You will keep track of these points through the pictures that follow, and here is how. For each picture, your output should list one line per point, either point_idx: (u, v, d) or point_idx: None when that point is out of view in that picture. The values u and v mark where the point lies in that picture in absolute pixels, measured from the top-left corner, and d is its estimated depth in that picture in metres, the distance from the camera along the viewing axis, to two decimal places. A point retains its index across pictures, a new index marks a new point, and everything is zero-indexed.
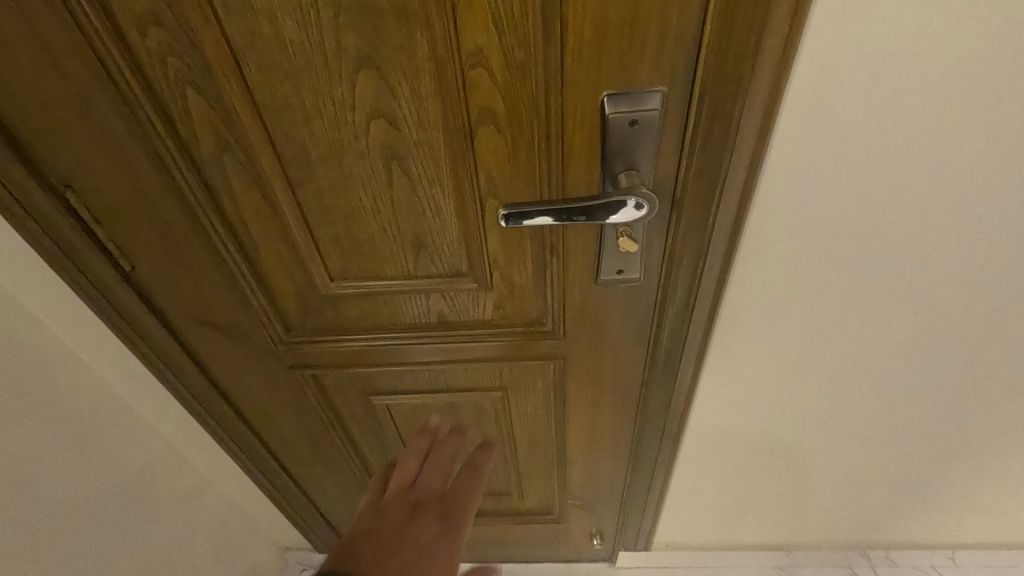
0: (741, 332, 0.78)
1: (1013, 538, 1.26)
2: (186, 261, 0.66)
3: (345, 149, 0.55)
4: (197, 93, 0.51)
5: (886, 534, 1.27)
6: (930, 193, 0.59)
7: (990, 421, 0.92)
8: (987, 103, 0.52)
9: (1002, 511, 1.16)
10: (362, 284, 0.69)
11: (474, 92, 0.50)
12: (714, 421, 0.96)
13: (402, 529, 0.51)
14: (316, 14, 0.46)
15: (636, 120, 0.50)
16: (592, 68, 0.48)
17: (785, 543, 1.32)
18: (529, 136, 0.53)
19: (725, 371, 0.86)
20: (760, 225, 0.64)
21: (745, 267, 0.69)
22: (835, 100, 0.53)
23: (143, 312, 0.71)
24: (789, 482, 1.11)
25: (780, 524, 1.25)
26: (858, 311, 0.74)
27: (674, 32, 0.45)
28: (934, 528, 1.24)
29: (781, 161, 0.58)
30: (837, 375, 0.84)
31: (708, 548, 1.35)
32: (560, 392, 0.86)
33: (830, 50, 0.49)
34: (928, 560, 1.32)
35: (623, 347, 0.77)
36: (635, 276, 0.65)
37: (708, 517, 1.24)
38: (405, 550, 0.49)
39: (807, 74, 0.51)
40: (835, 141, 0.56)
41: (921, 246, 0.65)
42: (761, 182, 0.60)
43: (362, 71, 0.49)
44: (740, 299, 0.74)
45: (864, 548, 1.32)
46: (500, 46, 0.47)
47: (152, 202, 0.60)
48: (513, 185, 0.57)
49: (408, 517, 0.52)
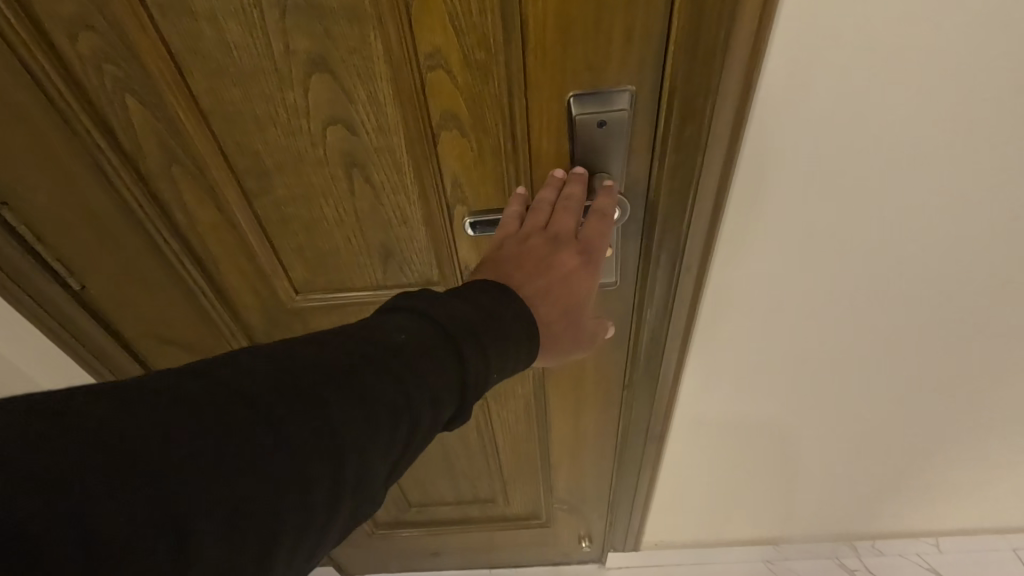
0: (721, 330, 0.77)
1: (994, 523, 1.27)
2: (140, 277, 0.62)
3: (303, 158, 0.52)
4: (139, 101, 0.48)
5: (872, 525, 1.28)
6: (903, 188, 0.59)
7: (970, 410, 0.93)
8: (961, 97, 0.51)
9: (983, 497, 1.18)
10: (330, 297, 0.66)
11: (435, 95, 0.48)
12: (698, 420, 0.95)
13: (549, 267, 0.48)
14: (260, 16, 0.43)
15: (605, 121, 0.48)
16: (557, 68, 0.46)
17: (773, 537, 1.32)
18: (495, 141, 0.51)
19: (707, 370, 0.85)
20: (736, 223, 0.63)
21: (723, 265, 0.68)
22: (808, 96, 0.51)
23: (99, 332, 0.67)
24: (775, 477, 1.11)
25: (767, 519, 1.25)
26: (836, 306, 0.73)
27: (640, 29, 0.44)
28: (919, 516, 1.25)
29: (756, 158, 0.56)
30: (818, 369, 0.84)
31: (697, 545, 1.35)
32: (541, 396, 0.85)
33: (802, 45, 0.48)
34: (912, 547, 1.33)
35: (603, 350, 0.75)
36: (610, 279, 0.64)
37: (696, 515, 1.23)
38: (552, 287, 0.47)
39: (778, 71, 0.50)
40: (809, 137, 0.54)
41: (897, 240, 0.64)
42: (735, 180, 0.59)
43: (314, 75, 0.46)
44: (719, 298, 0.73)
45: (850, 540, 1.33)
46: (459, 46, 0.45)
47: (100, 218, 0.56)
48: (483, 191, 0.55)
49: (551, 256, 0.48)
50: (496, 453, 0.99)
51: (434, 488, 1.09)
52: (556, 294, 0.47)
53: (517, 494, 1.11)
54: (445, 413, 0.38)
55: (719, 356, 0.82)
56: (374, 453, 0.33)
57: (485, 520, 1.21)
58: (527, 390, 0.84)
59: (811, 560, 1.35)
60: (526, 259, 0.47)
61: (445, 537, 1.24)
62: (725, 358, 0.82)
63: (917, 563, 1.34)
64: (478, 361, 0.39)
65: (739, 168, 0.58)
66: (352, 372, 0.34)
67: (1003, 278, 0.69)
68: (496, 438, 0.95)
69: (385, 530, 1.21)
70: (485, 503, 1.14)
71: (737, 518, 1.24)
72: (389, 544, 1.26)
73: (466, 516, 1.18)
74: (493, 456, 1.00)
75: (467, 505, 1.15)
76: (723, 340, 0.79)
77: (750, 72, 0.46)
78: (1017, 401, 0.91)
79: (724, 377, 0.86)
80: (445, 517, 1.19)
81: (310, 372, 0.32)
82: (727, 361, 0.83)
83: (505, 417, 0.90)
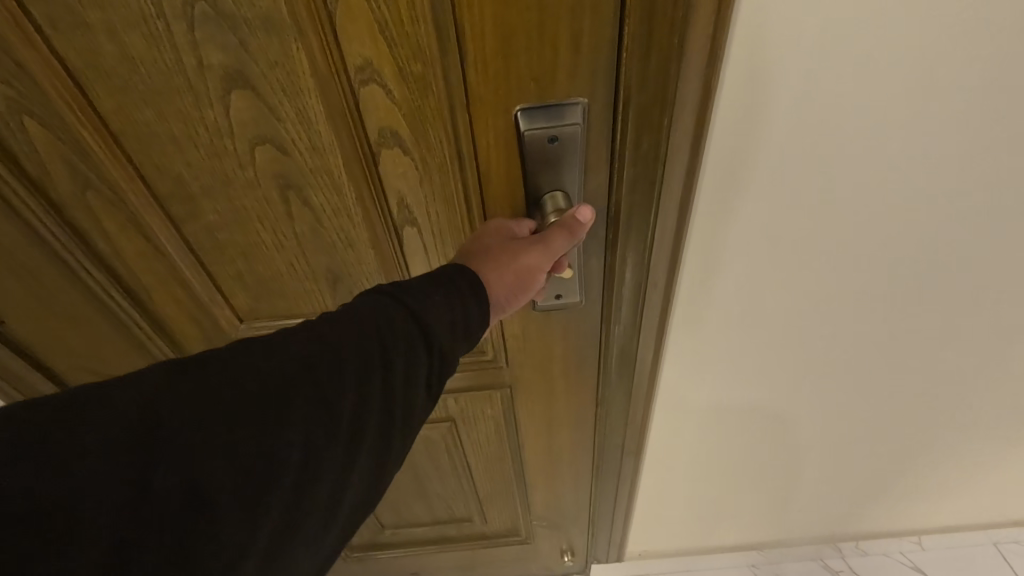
0: (694, 339, 0.75)
1: (975, 520, 1.27)
2: (64, 310, 0.57)
3: (232, 181, 0.48)
4: (40, 124, 0.43)
5: (856, 526, 1.27)
6: (872, 194, 0.56)
7: (947, 411, 0.92)
8: (929, 101, 0.48)
9: (965, 495, 1.17)
10: (278, 325, 0.62)
11: (370, 112, 0.44)
12: (675, 429, 0.93)
13: (480, 236, 0.48)
14: (166, 28, 0.39)
15: (556, 136, 0.44)
16: (501, 82, 0.42)
17: (757, 541, 1.30)
18: (440, 158, 0.47)
19: (681, 381, 0.82)
20: (702, 234, 0.60)
21: (692, 276, 0.65)
22: (772, 102, 0.48)
23: (24, 368, 0.62)
24: (757, 484, 1.09)
25: (750, 525, 1.23)
26: (809, 315, 0.71)
27: (589, 37, 0.39)
28: (902, 515, 1.24)
29: (720, 166, 0.53)
30: (792, 377, 0.82)
31: (681, 551, 1.33)
32: (513, 420, 0.81)
33: (764, 49, 0.45)
34: (896, 546, 1.33)
35: (573, 372, 0.71)
36: (575, 299, 0.59)
37: (680, 523, 1.21)
38: (488, 246, 0.46)
39: (736, 77, 0.47)
40: (775, 144, 0.52)
41: (867, 247, 0.62)
42: (700, 189, 0.56)
43: (234, 91, 0.42)
44: (689, 310, 0.70)
45: (835, 542, 1.32)
46: (393, 58, 0.41)
47: (10, 251, 0.51)
48: (433, 211, 0.51)
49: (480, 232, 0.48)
50: (469, 475, 0.95)
51: (408, 511, 1.05)
52: (498, 250, 0.45)
53: (495, 514, 1.08)
54: (421, 373, 0.41)
55: (692, 368, 0.80)
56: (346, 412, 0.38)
57: (464, 540, 1.17)
58: (497, 411, 0.80)
59: (795, 562, 1.33)
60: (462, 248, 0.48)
61: (423, 557, 1.20)
62: (700, 368, 0.80)
63: (901, 562, 1.33)
64: (441, 328, 0.41)
65: (702, 178, 0.55)
66: (326, 345, 0.38)
67: (976, 281, 0.67)
68: (469, 459, 0.91)
69: (361, 554, 1.17)
70: (462, 522, 1.10)
71: (721, 525, 1.23)
72: (365, 566, 1.22)
73: (444, 536, 1.14)
74: (467, 477, 0.96)
75: (444, 526, 1.11)
76: (694, 351, 0.77)
77: (709, 81, 0.42)
78: (994, 401, 0.90)
79: (699, 387, 0.83)
80: (422, 538, 1.15)
81: (291, 349, 0.38)
82: (702, 371, 0.80)
83: (477, 441, 0.87)
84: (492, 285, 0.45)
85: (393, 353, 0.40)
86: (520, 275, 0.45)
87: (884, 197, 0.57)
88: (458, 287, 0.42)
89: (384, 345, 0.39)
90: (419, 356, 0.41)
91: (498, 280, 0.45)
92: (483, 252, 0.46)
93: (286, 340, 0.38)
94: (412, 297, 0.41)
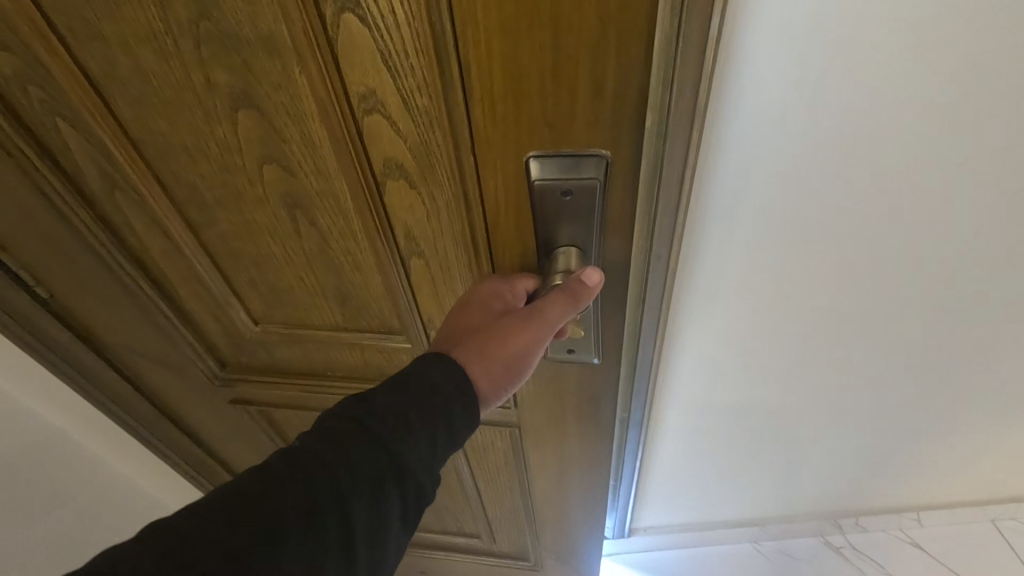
0: (706, 317, 0.71)
1: (988, 496, 1.08)
2: (102, 294, 0.60)
3: (242, 195, 0.47)
4: (69, 125, 0.44)
5: (863, 500, 1.07)
6: (901, 183, 0.54)
7: (991, 416, 0.84)
8: (948, 99, 0.47)
9: (981, 485, 1.05)
10: (289, 330, 0.62)
11: (376, 143, 0.41)
12: (674, 411, 0.89)
13: (474, 311, 0.44)
14: (174, 44, 0.38)
15: (570, 190, 0.39)
16: (512, 127, 0.36)
17: (756, 518, 1.15)
18: (447, 196, 0.43)
19: (681, 362, 0.80)
20: (710, 211, 0.59)
21: (700, 246, 0.63)
22: (781, 79, 0.48)
23: (72, 344, 0.66)
24: (769, 477, 1.01)
25: (764, 509, 1.12)
26: (837, 306, 0.67)
27: (613, 85, 0.33)
28: (918, 497, 1.07)
29: (727, 145, 0.53)
30: (814, 370, 0.77)
31: (673, 526, 1.20)
32: (520, 454, 0.76)
33: (758, 47, 0.47)
34: (896, 524, 1.14)
35: (584, 423, 0.65)
36: (590, 355, 0.54)
37: (672, 494, 1.10)
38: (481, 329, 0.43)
39: (740, 53, 0.47)
40: (777, 144, 0.52)
41: (886, 248, 0.60)
42: (705, 164, 0.55)
43: (240, 110, 0.41)
44: (696, 287, 0.68)
45: (835, 517, 1.13)
46: (398, 89, 0.37)
47: (51, 236, 0.54)
48: (440, 248, 0.48)
49: (474, 304, 0.44)
50: (477, 496, 0.92)
51: None
52: (489, 334, 0.42)
53: (502, 533, 1.03)
54: (387, 494, 0.38)
55: (702, 347, 0.77)
56: (304, 546, 0.35)
57: (470, 551, 1.14)
58: (506, 444, 0.76)
59: (793, 540, 1.18)
60: (456, 321, 0.44)
61: (429, 556, 1.19)
62: (708, 350, 0.77)
63: (899, 537, 1.15)
64: (411, 439, 0.39)
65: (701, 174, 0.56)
66: (292, 472, 0.36)
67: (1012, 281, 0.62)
68: (474, 478, 0.87)
69: None
70: (471, 537, 1.09)
71: (717, 500, 1.09)
72: None
73: (449, 543, 1.12)
74: (474, 496, 0.92)
75: (450, 533, 1.09)
76: (699, 336, 0.75)
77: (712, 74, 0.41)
78: None
79: (699, 378, 0.82)
80: (428, 539, 1.13)
81: (255, 480, 0.36)
82: (704, 363, 0.79)
83: (486, 467, 0.83)
84: (476, 376, 0.43)
85: (358, 473, 0.37)
86: (505, 356, 0.42)
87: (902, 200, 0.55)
88: (436, 388, 0.40)
89: (345, 469, 0.37)
90: (387, 483, 0.38)
91: (481, 367, 0.43)
92: (464, 340, 0.43)
93: (251, 472, 0.37)
94: (377, 416, 0.39)
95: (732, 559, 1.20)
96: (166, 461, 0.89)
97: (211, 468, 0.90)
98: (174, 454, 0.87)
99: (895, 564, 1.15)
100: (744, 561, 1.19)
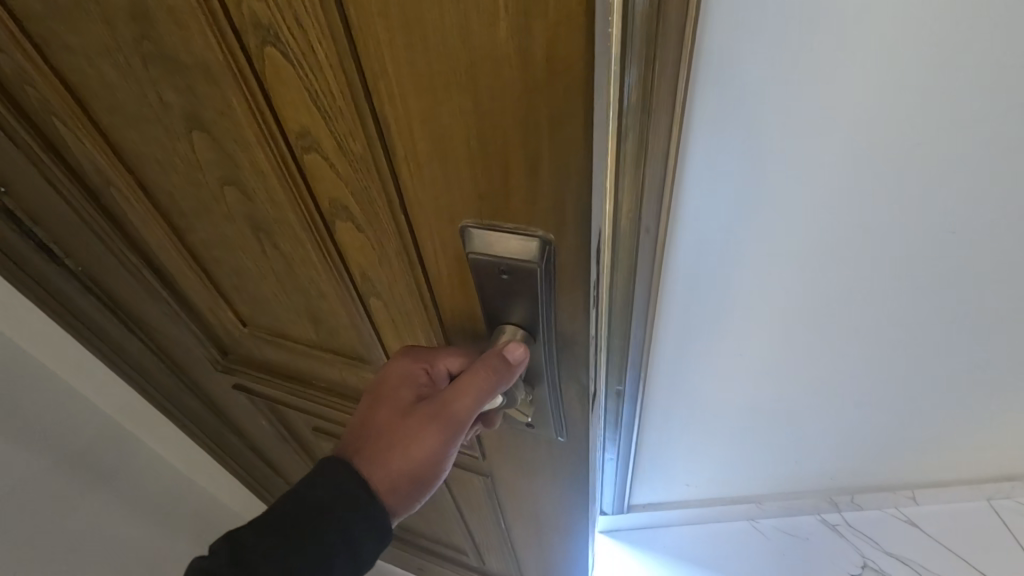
0: (704, 304, 0.70)
1: (986, 474, 1.07)
2: (115, 272, 0.63)
3: (212, 209, 0.46)
4: (63, 124, 0.45)
5: (874, 479, 1.07)
6: (906, 175, 0.52)
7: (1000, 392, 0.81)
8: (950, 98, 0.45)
9: (979, 466, 1.05)
10: (273, 337, 0.62)
11: (319, 181, 0.37)
12: (666, 392, 0.87)
13: (388, 400, 0.42)
14: (126, 61, 0.36)
15: (507, 271, 0.33)
16: (443, 189, 0.31)
17: (751, 495, 1.12)
18: (394, 248, 0.38)
19: (680, 353, 0.78)
20: (700, 204, 0.58)
21: (686, 231, 0.61)
22: (772, 77, 0.46)
23: (97, 313, 0.71)
24: (772, 455, 0.99)
25: (782, 487, 1.09)
26: (842, 294, 0.65)
27: (550, 162, 0.27)
28: (913, 475, 1.06)
29: (716, 142, 0.52)
30: (817, 354, 0.75)
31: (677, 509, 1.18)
32: (497, 497, 0.71)
33: (750, 52, 0.45)
34: (890, 502, 1.14)
35: (557, 492, 0.59)
36: (551, 433, 0.48)
37: (669, 471, 1.07)
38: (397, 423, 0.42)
39: (729, 52, 0.45)
40: (776, 144, 0.51)
41: (890, 235, 0.57)
42: (694, 158, 0.54)
43: (194, 131, 0.39)
44: (693, 275, 0.66)
45: (831, 494, 1.11)
46: (331, 133, 0.32)
47: (64, 215, 0.57)
48: (394, 297, 0.44)
49: (388, 393, 0.42)
50: (463, 519, 0.88)
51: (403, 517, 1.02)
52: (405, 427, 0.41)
53: (491, 557, 0.99)
54: None
55: (699, 334, 0.74)
56: None
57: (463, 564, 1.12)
58: (483, 487, 0.71)
59: (792, 517, 1.18)
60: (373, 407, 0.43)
61: (426, 560, 1.19)
62: (713, 337, 0.74)
63: (896, 516, 1.17)
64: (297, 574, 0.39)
65: (685, 176, 0.55)
66: None
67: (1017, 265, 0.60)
68: (459, 506, 0.84)
69: None
70: (459, 552, 1.07)
71: (716, 478, 1.07)
72: None
73: (442, 551, 1.11)
74: (461, 520, 0.89)
75: (442, 543, 1.07)
76: (701, 327, 0.73)
77: (656, 54, 0.39)
78: None
79: (694, 370, 0.81)
80: (420, 543, 1.13)
81: None
82: (704, 355, 0.78)
83: (469, 500, 0.79)
84: (396, 468, 0.41)
85: None
86: (429, 449, 0.41)
87: (906, 191, 0.53)
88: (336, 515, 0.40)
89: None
90: None
91: (405, 457, 0.41)
92: (384, 428, 0.42)
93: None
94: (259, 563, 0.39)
95: (731, 538, 1.19)
96: (185, 431, 0.94)
97: (224, 438, 0.95)
98: (191, 424, 0.92)
99: (894, 544, 1.15)
100: (738, 534, 1.19)
